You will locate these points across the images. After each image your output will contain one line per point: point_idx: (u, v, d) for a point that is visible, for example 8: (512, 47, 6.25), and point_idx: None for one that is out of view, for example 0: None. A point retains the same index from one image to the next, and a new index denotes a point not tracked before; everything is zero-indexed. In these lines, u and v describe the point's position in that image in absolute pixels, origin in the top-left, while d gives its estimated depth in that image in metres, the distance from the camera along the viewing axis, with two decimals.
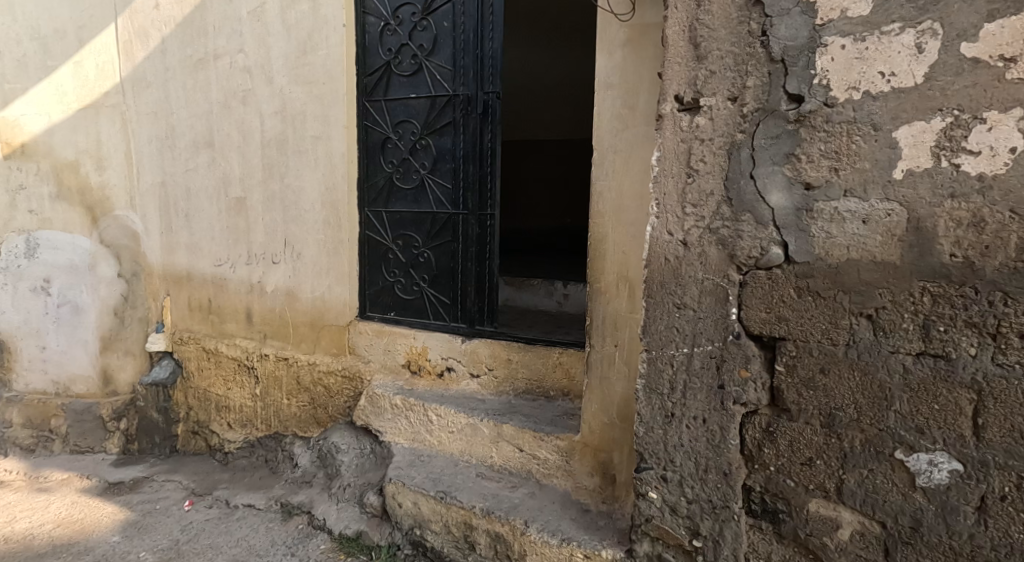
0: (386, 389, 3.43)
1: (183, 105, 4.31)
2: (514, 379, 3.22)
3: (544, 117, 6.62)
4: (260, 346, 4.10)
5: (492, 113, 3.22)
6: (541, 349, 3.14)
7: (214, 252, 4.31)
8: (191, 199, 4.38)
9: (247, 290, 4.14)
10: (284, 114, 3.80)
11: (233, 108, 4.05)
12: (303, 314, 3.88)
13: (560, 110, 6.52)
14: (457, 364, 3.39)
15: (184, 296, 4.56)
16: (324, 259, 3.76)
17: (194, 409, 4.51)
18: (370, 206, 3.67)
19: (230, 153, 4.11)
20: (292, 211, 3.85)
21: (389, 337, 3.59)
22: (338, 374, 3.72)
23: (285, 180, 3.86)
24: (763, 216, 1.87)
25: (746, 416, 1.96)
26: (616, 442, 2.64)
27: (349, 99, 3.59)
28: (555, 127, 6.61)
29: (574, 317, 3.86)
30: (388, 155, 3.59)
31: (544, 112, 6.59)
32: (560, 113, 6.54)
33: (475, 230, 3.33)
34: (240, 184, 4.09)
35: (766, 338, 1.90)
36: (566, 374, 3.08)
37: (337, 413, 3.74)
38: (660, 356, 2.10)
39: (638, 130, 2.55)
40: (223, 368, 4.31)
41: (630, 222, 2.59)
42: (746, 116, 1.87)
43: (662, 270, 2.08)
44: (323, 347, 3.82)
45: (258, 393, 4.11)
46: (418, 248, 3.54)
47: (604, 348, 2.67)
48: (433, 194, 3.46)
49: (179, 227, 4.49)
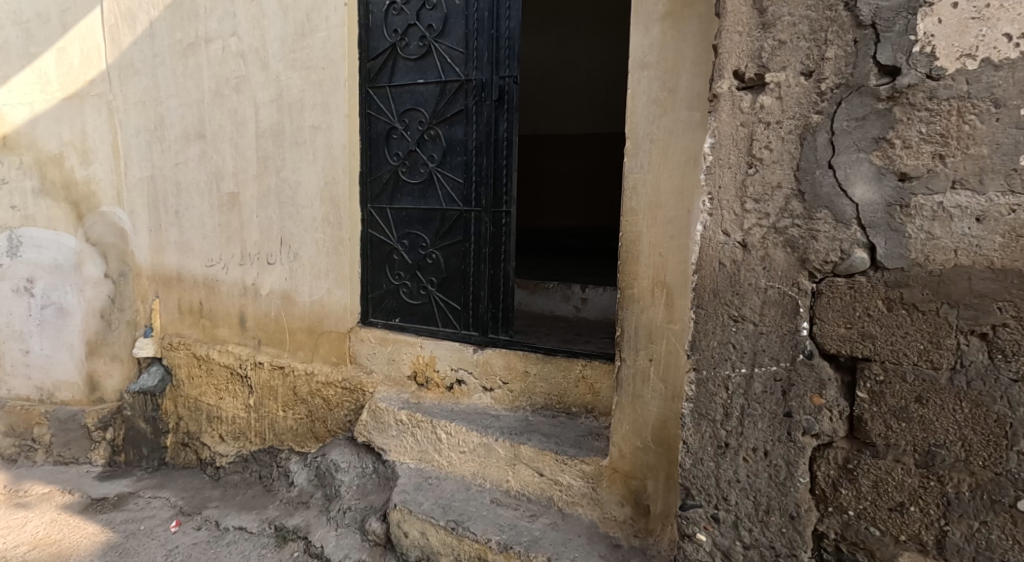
0: (390, 403, 3.13)
1: (172, 93, 4.00)
2: (531, 393, 2.93)
3: (558, 111, 6.33)
4: (254, 353, 3.81)
5: (508, 99, 2.91)
6: (562, 361, 2.84)
7: (206, 251, 4.01)
8: (181, 194, 4.09)
9: (241, 292, 3.85)
10: (280, 102, 3.50)
11: (225, 96, 3.74)
12: (300, 319, 3.59)
13: (574, 105, 6.23)
14: (468, 376, 3.09)
15: (173, 298, 4.26)
16: (324, 259, 3.46)
17: (184, 419, 4.21)
18: (373, 203, 3.37)
19: (222, 145, 3.82)
20: (288, 208, 3.55)
21: (394, 346, 3.30)
22: (339, 385, 3.41)
23: (281, 174, 3.56)
24: (844, 213, 1.57)
25: (817, 450, 1.66)
26: (650, 469, 2.35)
27: (351, 85, 3.29)
28: (568, 122, 6.32)
29: (595, 325, 3.56)
30: (392, 147, 3.28)
31: (557, 107, 6.31)
32: (574, 108, 6.25)
33: (489, 229, 3.02)
34: (233, 178, 3.79)
35: (844, 359, 1.60)
36: (590, 389, 2.79)
37: (337, 428, 3.44)
38: (711, 377, 1.81)
39: (679, 115, 2.24)
40: (215, 377, 4.01)
41: (668, 219, 2.29)
42: (824, 93, 1.57)
43: (716, 277, 1.78)
44: (322, 355, 3.52)
45: (251, 403, 3.82)
46: (426, 249, 3.24)
47: (636, 361, 2.37)
48: (443, 189, 3.16)
49: (169, 225, 4.20)
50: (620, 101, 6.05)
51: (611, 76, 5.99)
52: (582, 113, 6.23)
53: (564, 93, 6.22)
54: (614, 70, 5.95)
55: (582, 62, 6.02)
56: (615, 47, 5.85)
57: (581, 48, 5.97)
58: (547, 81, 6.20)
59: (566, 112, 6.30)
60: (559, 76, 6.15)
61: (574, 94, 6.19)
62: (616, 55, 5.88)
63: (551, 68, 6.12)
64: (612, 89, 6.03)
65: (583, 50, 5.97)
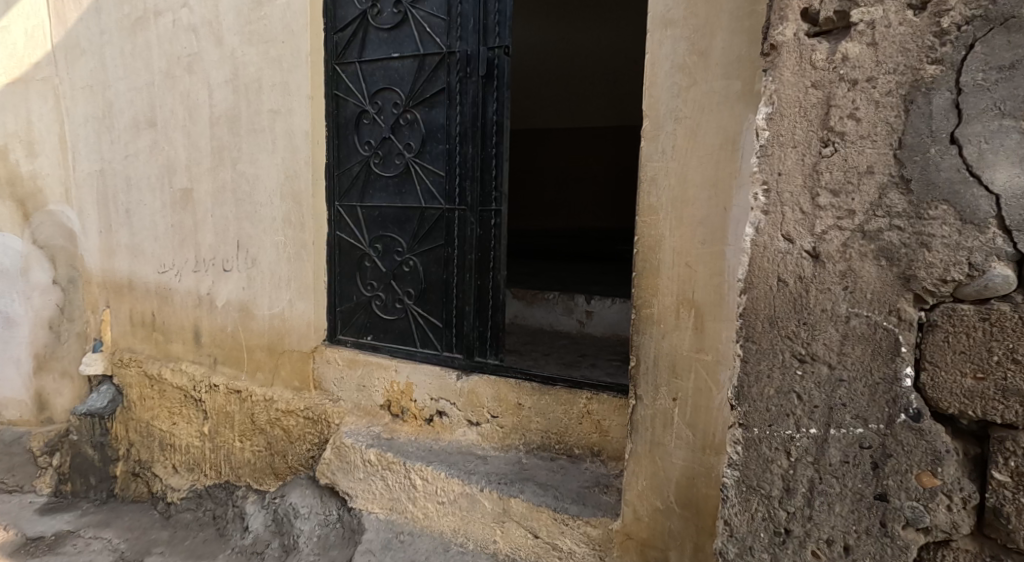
0: (357, 438, 2.64)
1: (121, 75, 3.51)
2: (525, 430, 2.43)
3: (566, 103, 5.84)
4: (209, 374, 3.32)
5: (498, 75, 2.41)
6: (562, 393, 2.35)
7: (159, 256, 3.53)
8: (132, 191, 3.60)
9: (195, 303, 3.37)
10: (236, 83, 3.02)
11: (177, 77, 3.26)
12: (258, 336, 3.10)
13: (584, 98, 5.74)
14: (450, 407, 2.59)
15: (125, 308, 3.77)
16: (285, 267, 2.97)
17: (136, 446, 3.72)
18: (342, 200, 2.88)
19: (174, 135, 3.33)
20: (246, 206, 3.07)
21: (364, 369, 2.81)
22: (301, 414, 2.92)
23: (237, 167, 3.08)
24: (976, 210, 1.06)
25: (927, 550, 1.16)
26: (674, 537, 1.85)
27: (315, 61, 2.80)
28: (577, 115, 5.84)
29: (601, 344, 3.08)
30: (364, 134, 2.79)
31: (566, 98, 5.82)
32: (585, 101, 5.75)
33: (475, 232, 2.52)
34: (187, 172, 3.31)
35: (971, 422, 1.11)
36: (596, 427, 2.29)
37: (298, 464, 2.96)
38: (766, 438, 1.31)
39: (712, 86, 1.73)
40: (168, 399, 3.53)
41: (698, 220, 1.78)
42: (947, 32, 1.07)
43: (773, 301, 1.28)
44: (283, 379, 3.03)
45: (206, 431, 3.34)
46: (402, 254, 2.74)
47: (656, 401, 1.88)
48: (422, 184, 2.66)
49: (119, 226, 3.71)
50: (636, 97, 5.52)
51: (627, 67, 5.38)
52: (593, 105, 5.74)
53: (574, 85, 5.69)
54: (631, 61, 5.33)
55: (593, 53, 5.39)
56: (631, 35, 5.17)
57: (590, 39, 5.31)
58: (554, 71, 5.64)
59: (575, 105, 5.81)
60: (568, 66, 5.57)
61: (585, 85, 5.65)
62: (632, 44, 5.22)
63: (558, 57, 5.53)
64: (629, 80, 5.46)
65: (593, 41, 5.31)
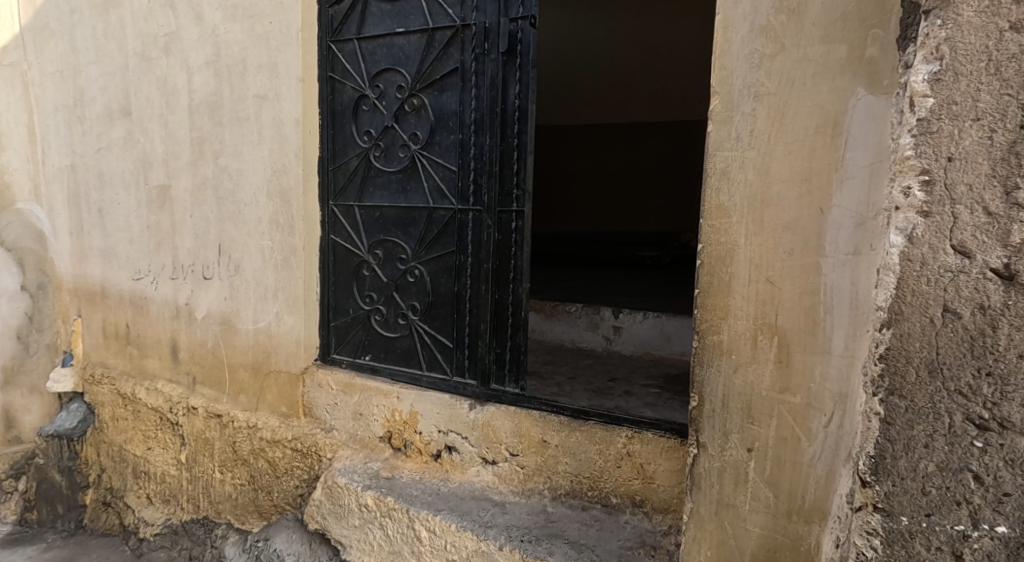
0: (353, 478, 2.26)
1: (93, 58, 3.14)
2: (551, 473, 2.05)
3: (601, 97, 5.20)
4: (187, 395, 2.94)
5: (521, 52, 2.03)
6: (596, 430, 1.97)
7: (133, 260, 3.15)
8: (105, 188, 3.23)
9: (172, 314, 2.99)
10: (218, 65, 2.65)
11: (154, 60, 2.88)
12: (242, 354, 2.72)
13: (623, 94, 5.10)
14: (462, 442, 2.22)
15: (98, 318, 3.38)
16: (271, 276, 2.59)
17: (108, 471, 3.34)
18: (337, 200, 2.51)
19: (151, 125, 2.95)
20: (228, 205, 2.70)
21: (362, 396, 2.43)
22: (287, 445, 2.54)
23: (219, 161, 2.71)
24: None
25: None
26: None
27: (307, 38, 2.43)
28: (610, 111, 5.26)
29: (632, 365, 2.71)
30: (363, 123, 2.42)
31: (601, 93, 5.16)
32: (625, 96, 5.12)
33: (492, 237, 2.14)
34: (164, 167, 2.94)
35: None
36: (638, 473, 1.91)
37: (284, 503, 2.58)
38: (923, 535, 0.92)
39: (806, 53, 1.35)
40: (143, 421, 3.15)
41: (784, 224, 1.40)
42: None
43: (937, 340, 0.90)
44: (268, 404, 2.65)
45: (183, 460, 2.96)
46: (407, 262, 2.36)
47: (725, 452, 1.50)
48: (430, 181, 2.28)
49: (91, 227, 3.33)
50: (694, 100, 4.90)
51: (691, 67, 4.66)
52: (636, 101, 5.12)
53: (597, 88, 5.11)
54: (696, 61, 4.60)
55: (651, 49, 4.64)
56: (699, 34, 4.41)
57: (649, 36, 4.56)
58: (586, 69, 4.93)
59: (612, 100, 5.17)
60: (617, 61, 4.80)
61: (632, 81, 4.97)
62: (699, 44, 4.47)
63: (606, 51, 4.74)
64: (688, 80, 4.78)
65: (653, 38, 4.55)
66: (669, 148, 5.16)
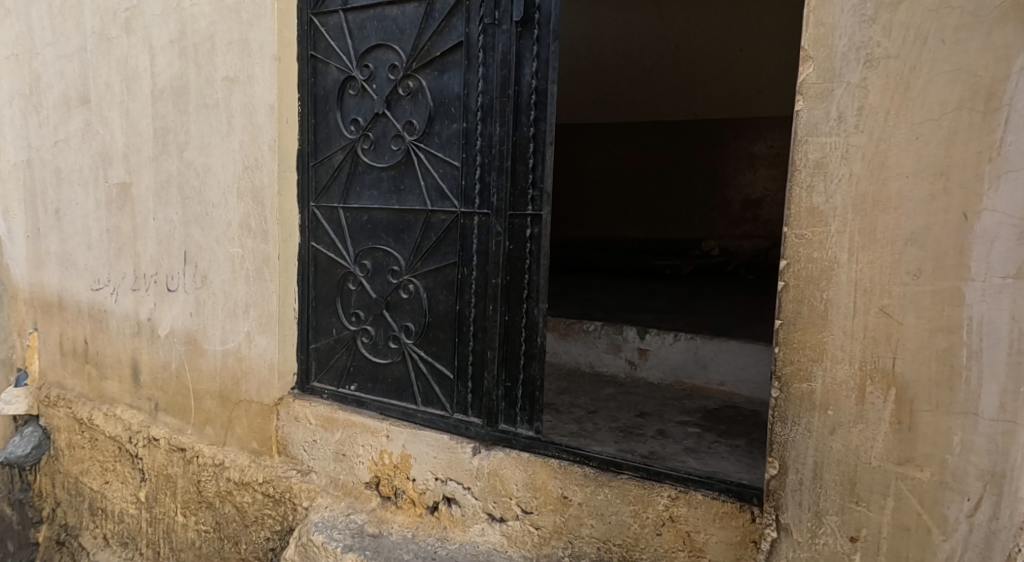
0: (332, 536, 1.88)
1: (49, 40, 2.77)
2: (573, 537, 1.67)
3: (615, 98, 4.83)
4: (149, 424, 2.57)
5: (540, 20, 1.66)
6: (630, 488, 1.59)
7: (92, 267, 2.78)
8: (62, 186, 2.84)
9: (133, 330, 2.62)
10: (184, 42, 2.28)
11: (113, 39, 2.52)
12: (208, 379, 2.35)
13: (639, 94, 4.72)
14: (464, 493, 1.85)
15: (54, 333, 2.99)
16: (241, 290, 2.22)
17: (63, 506, 2.96)
18: (319, 200, 2.15)
19: (110, 114, 2.59)
20: (194, 207, 2.33)
21: (345, 433, 2.06)
22: (257, 490, 2.17)
23: (185, 155, 2.34)
24: None
25: None
26: None
27: (285, 10, 2.07)
28: (624, 109, 4.87)
29: (660, 396, 2.34)
30: (349, 110, 2.06)
31: (614, 93, 4.78)
32: (640, 96, 4.74)
33: (502, 246, 1.76)
34: (124, 163, 2.57)
35: None
36: (684, 543, 1.53)
37: (253, 557, 2.20)
38: None
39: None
40: (101, 452, 2.77)
41: (908, 236, 1.03)
42: None
43: None
44: (238, 439, 2.27)
45: (143, 498, 2.58)
46: (400, 275, 1.99)
47: (818, 541, 1.12)
48: (427, 179, 1.91)
49: (48, 229, 2.95)
50: (747, 106, 4.49)
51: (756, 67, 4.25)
52: (670, 102, 4.71)
53: (610, 86, 4.74)
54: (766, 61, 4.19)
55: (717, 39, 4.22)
56: (781, 32, 3.98)
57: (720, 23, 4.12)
58: (602, 64, 4.56)
59: (637, 101, 4.78)
60: (640, 58, 4.46)
61: (662, 84, 4.59)
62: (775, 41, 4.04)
63: (640, 46, 4.38)
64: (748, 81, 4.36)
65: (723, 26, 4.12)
66: (690, 148, 4.81)
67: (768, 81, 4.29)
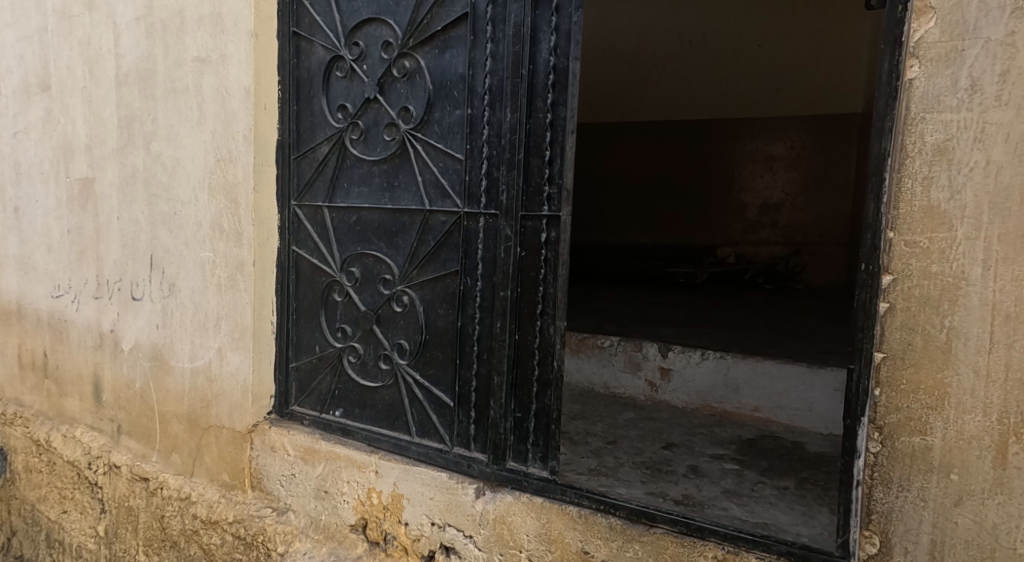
0: None
1: (8, 21, 2.51)
2: None
3: (625, 97, 4.68)
4: (111, 449, 2.29)
5: None
6: (666, 547, 1.31)
7: (53, 272, 2.50)
8: (22, 182, 2.57)
9: (95, 343, 2.34)
10: (150, 18, 2.02)
11: (75, 18, 2.26)
12: (175, 401, 2.07)
13: (650, 92, 4.59)
14: (464, 542, 1.57)
15: (12, 344, 2.70)
16: (213, 300, 1.94)
17: (18, 536, 2.67)
18: (300, 199, 1.88)
19: (72, 102, 2.32)
20: (161, 205, 2.06)
21: (328, 467, 1.79)
22: (227, 530, 1.89)
23: (151, 147, 2.07)
24: None
25: None
26: None
27: None
28: (634, 104, 4.68)
29: (686, 424, 2.06)
30: (336, 95, 1.79)
31: (625, 93, 4.67)
32: (651, 95, 4.60)
33: (511, 251, 1.49)
34: (86, 155, 2.30)
35: None
36: None
37: None
38: None
39: None
40: (59, 477, 2.48)
41: None
42: None
43: None
44: (207, 469, 2.00)
45: (103, 532, 2.29)
46: (393, 285, 1.72)
47: None
48: (425, 173, 1.64)
49: (7, 230, 2.67)
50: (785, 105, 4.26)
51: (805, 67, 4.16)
52: (683, 101, 4.54)
53: (623, 83, 4.65)
54: (839, 57, 4.05)
55: (797, 19, 4.09)
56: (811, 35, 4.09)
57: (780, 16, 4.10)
58: (619, 59, 4.58)
59: (647, 100, 4.62)
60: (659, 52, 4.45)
61: (676, 83, 4.50)
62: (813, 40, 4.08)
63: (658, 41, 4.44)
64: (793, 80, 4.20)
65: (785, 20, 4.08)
66: (702, 147, 4.53)
67: (815, 84, 4.17)
